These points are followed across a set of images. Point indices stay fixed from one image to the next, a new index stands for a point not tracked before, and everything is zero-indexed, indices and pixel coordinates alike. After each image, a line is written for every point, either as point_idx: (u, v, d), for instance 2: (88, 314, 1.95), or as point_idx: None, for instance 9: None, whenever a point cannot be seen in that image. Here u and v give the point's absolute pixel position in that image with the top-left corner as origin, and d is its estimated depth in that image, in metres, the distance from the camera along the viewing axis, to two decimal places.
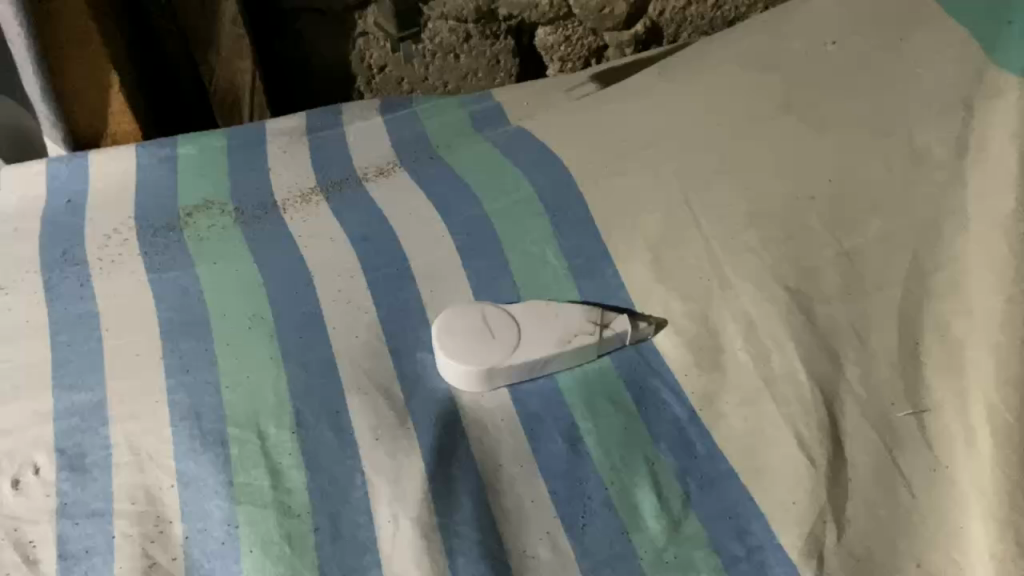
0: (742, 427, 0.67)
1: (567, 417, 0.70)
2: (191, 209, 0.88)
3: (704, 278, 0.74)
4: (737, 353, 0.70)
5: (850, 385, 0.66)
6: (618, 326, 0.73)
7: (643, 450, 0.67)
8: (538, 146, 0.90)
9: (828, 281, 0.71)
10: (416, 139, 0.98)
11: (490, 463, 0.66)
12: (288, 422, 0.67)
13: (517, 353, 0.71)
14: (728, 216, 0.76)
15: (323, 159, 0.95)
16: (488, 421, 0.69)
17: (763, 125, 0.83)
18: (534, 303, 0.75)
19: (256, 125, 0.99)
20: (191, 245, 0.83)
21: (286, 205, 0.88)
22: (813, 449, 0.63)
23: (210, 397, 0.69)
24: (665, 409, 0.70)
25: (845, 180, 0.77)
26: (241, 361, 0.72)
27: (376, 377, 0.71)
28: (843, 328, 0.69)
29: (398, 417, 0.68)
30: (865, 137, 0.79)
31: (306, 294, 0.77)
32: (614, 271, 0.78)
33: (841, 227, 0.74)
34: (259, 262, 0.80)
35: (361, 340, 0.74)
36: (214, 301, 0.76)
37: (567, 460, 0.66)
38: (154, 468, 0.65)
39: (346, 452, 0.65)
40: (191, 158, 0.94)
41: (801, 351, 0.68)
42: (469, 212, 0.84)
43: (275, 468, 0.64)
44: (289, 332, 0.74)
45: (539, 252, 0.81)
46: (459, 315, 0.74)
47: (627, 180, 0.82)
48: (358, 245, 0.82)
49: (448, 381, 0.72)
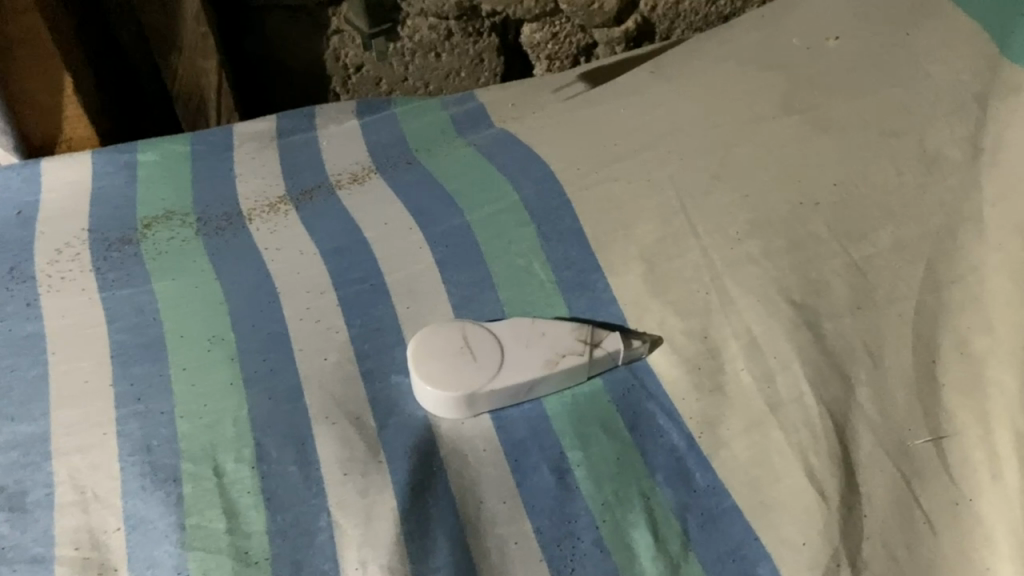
0: (747, 457, 0.61)
1: (556, 446, 0.64)
2: (151, 220, 0.81)
3: (702, 292, 0.68)
4: (739, 374, 0.64)
5: (863, 410, 0.61)
6: (610, 345, 0.67)
7: (639, 483, 0.61)
8: (523, 150, 0.84)
9: (837, 294, 0.66)
10: (395, 143, 0.92)
11: (471, 500, 0.60)
12: (248, 456, 0.61)
13: (500, 377, 0.65)
14: (728, 225, 0.70)
15: (294, 166, 0.89)
16: (469, 452, 0.63)
17: (763, 126, 0.77)
18: (519, 320, 0.69)
19: (224, 129, 0.93)
20: (149, 259, 0.76)
21: (253, 214, 0.82)
22: (825, 482, 0.57)
23: (164, 428, 0.63)
24: (661, 437, 0.64)
25: (853, 185, 0.71)
26: (199, 388, 0.65)
27: (346, 404, 0.65)
28: (854, 346, 0.63)
29: (369, 449, 0.62)
30: (872, 138, 0.74)
31: (272, 312, 0.71)
32: (605, 284, 0.72)
33: (850, 235, 0.68)
34: (222, 277, 0.74)
35: (330, 362, 0.68)
36: (171, 321, 0.70)
37: (555, 495, 0.61)
38: (99, 509, 0.59)
39: (312, 489, 0.59)
40: (152, 166, 0.88)
41: (809, 371, 0.62)
42: (450, 221, 0.78)
43: (232, 509, 0.58)
44: (252, 355, 0.68)
45: (525, 264, 0.75)
46: (437, 334, 0.67)
47: (618, 186, 0.76)
48: (330, 258, 0.76)
49: (424, 406, 0.66)
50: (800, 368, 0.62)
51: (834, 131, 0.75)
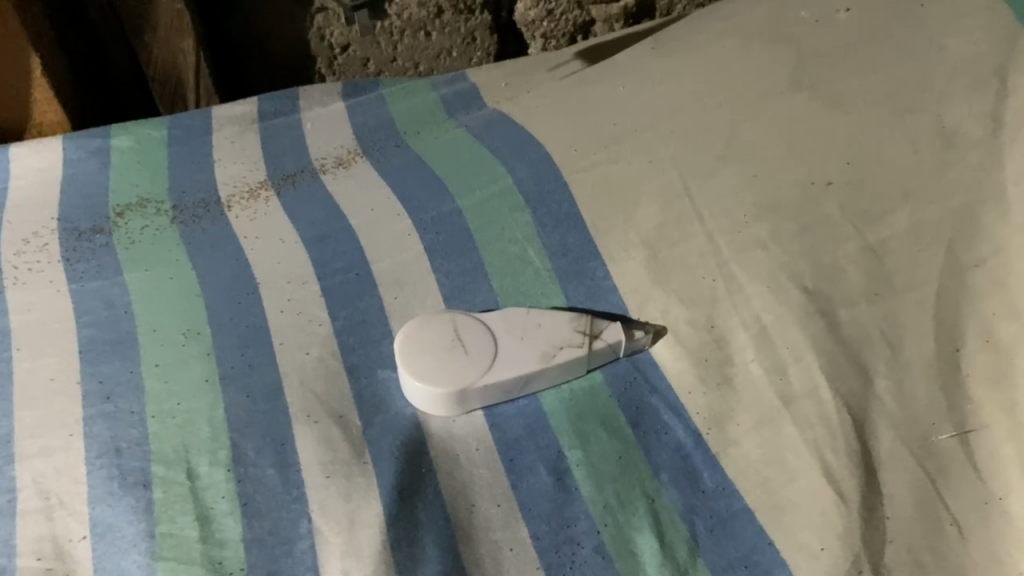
0: (758, 455, 0.57)
1: (553, 445, 0.60)
2: (124, 208, 0.77)
3: (708, 280, 0.64)
4: (748, 366, 0.60)
5: (883, 404, 0.57)
6: (611, 336, 0.63)
7: (642, 484, 0.57)
8: (517, 131, 0.80)
9: (853, 279, 0.62)
10: (382, 126, 0.88)
11: (462, 503, 0.56)
12: (223, 458, 0.57)
13: (494, 371, 0.61)
14: (734, 208, 0.66)
15: (276, 150, 0.85)
16: (461, 452, 0.59)
17: (770, 104, 0.73)
18: (513, 311, 0.64)
19: (201, 112, 0.88)
20: (121, 249, 0.72)
21: (231, 201, 0.78)
22: (844, 482, 0.53)
23: (134, 429, 0.59)
24: (666, 434, 0.60)
25: (867, 164, 0.67)
26: (172, 385, 0.61)
27: (329, 401, 0.61)
28: (871, 334, 0.59)
29: (353, 449, 0.58)
30: (886, 115, 0.69)
31: (251, 305, 0.67)
32: (604, 271, 0.68)
33: (865, 217, 0.64)
34: (198, 268, 0.70)
35: (312, 357, 0.63)
36: (143, 314, 0.66)
37: (552, 498, 0.57)
38: (64, 516, 0.55)
39: (291, 494, 0.55)
40: (126, 151, 0.83)
41: (824, 363, 0.58)
42: (439, 206, 0.74)
43: (205, 516, 0.54)
44: (229, 350, 0.64)
45: (520, 252, 0.70)
46: (427, 326, 0.63)
47: (617, 169, 0.72)
48: (313, 246, 0.72)
49: (414, 403, 0.62)
50: (814, 359, 0.58)
51: (846, 108, 0.71)
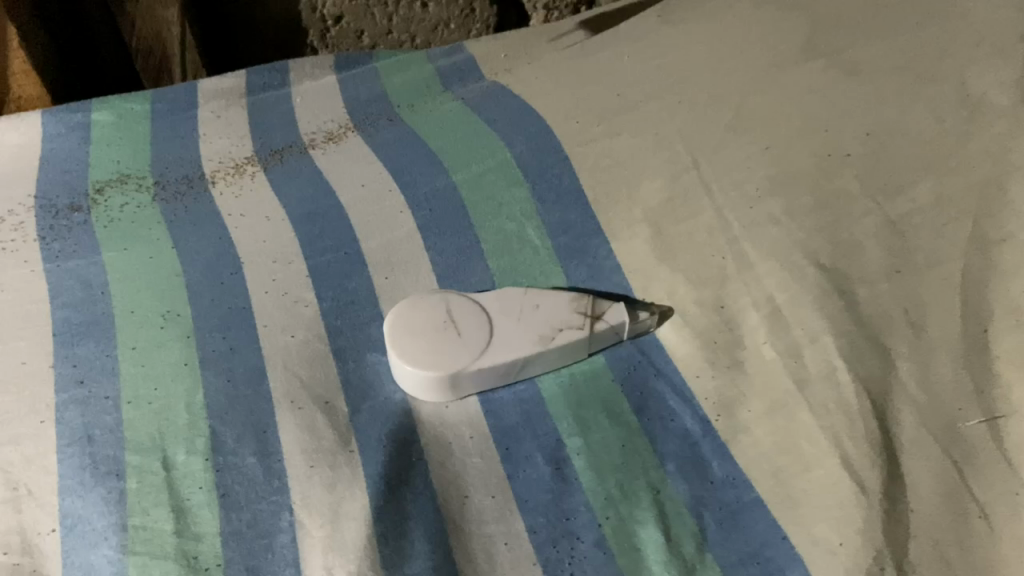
0: (771, 443, 0.53)
1: (551, 433, 0.56)
2: (104, 184, 0.73)
3: (717, 257, 0.60)
4: (760, 349, 0.56)
5: (905, 388, 0.53)
6: (613, 318, 0.59)
7: (646, 474, 0.53)
8: (515, 103, 0.76)
9: (872, 256, 0.58)
10: (374, 99, 0.84)
11: (454, 494, 0.53)
12: (201, 447, 0.54)
13: (489, 354, 0.57)
14: (745, 181, 0.62)
15: (263, 125, 0.81)
16: (453, 440, 0.56)
17: (782, 73, 0.69)
18: (509, 291, 0.61)
19: (186, 85, 0.84)
20: (99, 227, 0.68)
21: (216, 177, 0.74)
22: (865, 472, 0.49)
23: (108, 416, 0.55)
24: (672, 421, 0.56)
25: (886, 135, 0.63)
26: (149, 369, 0.58)
27: (313, 386, 0.57)
28: (892, 314, 0.55)
29: (339, 437, 0.54)
30: (905, 83, 0.66)
31: (233, 286, 0.63)
32: (607, 249, 0.64)
33: (884, 190, 0.60)
34: (179, 247, 0.66)
35: (297, 340, 0.60)
36: (121, 295, 0.63)
37: (550, 489, 0.53)
38: (32, 507, 0.52)
39: (273, 484, 0.52)
40: (107, 126, 0.80)
41: (841, 344, 0.54)
42: (433, 182, 0.70)
43: (181, 508, 0.51)
44: (210, 333, 0.60)
45: (517, 229, 0.67)
46: (417, 307, 0.60)
47: (621, 142, 0.68)
48: (300, 224, 0.68)
49: (404, 388, 0.58)
50: (831, 340, 0.54)
51: (863, 77, 0.67)
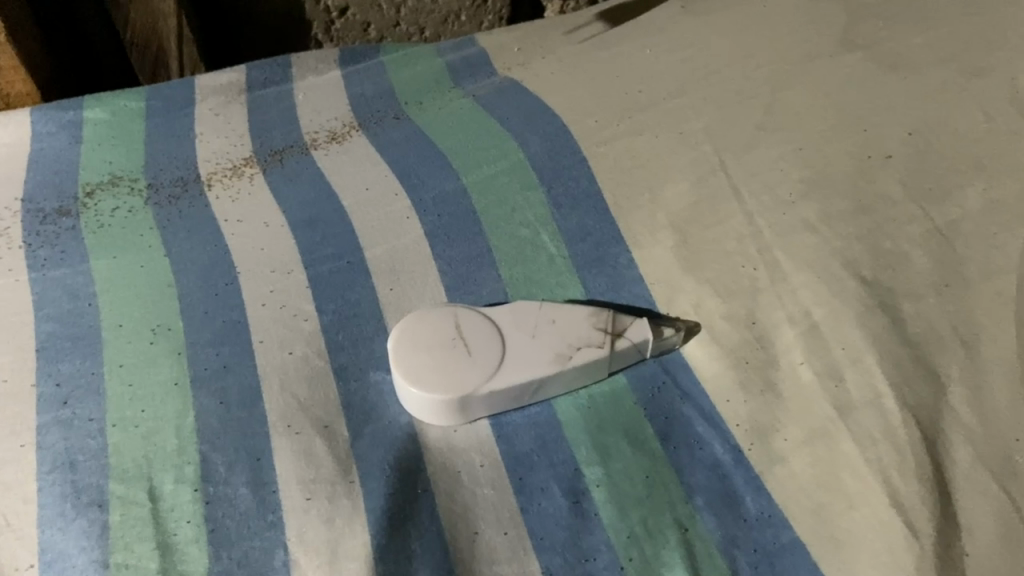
0: (810, 477, 0.48)
1: (569, 461, 0.52)
2: (94, 186, 0.69)
3: (748, 268, 0.55)
4: (796, 370, 0.52)
5: (958, 415, 0.48)
6: (635, 335, 0.55)
7: (673, 509, 0.49)
8: (529, 100, 0.71)
9: (919, 267, 0.53)
10: (380, 95, 0.79)
11: (463, 530, 0.48)
12: (190, 475, 0.50)
13: (501, 374, 0.53)
14: (778, 184, 0.57)
15: (263, 123, 0.77)
16: (462, 469, 0.51)
17: (816, 67, 0.64)
18: (523, 304, 0.56)
19: (183, 81, 0.80)
20: (87, 233, 0.64)
21: (212, 179, 0.70)
22: (915, 512, 0.45)
23: (92, 440, 0.51)
24: (700, 449, 0.52)
25: (931, 134, 0.58)
26: (136, 389, 0.54)
27: (312, 409, 0.53)
28: (941, 332, 0.50)
29: (338, 465, 0.50)
30: (949, 78, 0.61)
31: (229, 297, 0.59)
32: (628, 258, 0.60)
33: (930, 194, 0.55)
34: (172, 254, 0.62)
35: (295, 357, 0.56)
36: (108, 307, 0.58)
37: (568, 525, 0.49)
38: (8, 541, 0.48)
39: (266, 519, 0.48)
40: (99, 125, 0.75)
41: (887, 367, 0.49)
42: (441, 185, 0.66)
43: (167, 544, 0.47)
44: (202, 349, 0.56)
45: (532, 236, 0.62)
46: (424, 322, 0.55)
47: (642, 142, 0.64)
48: (300, 230, 0.64)
49: (410, 411, 0.54)
50: (875, 362, 0.49)
51: (904, 72, 0.62)
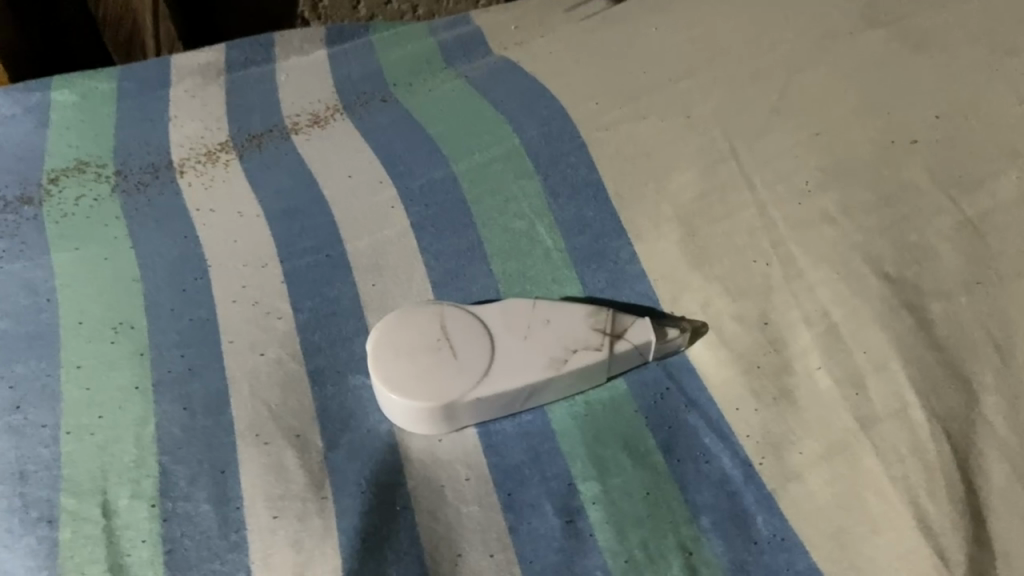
0: (829, 495, 0.44)
1: (563, 475, 0.47)
2: (60, 172, 0.65)
3: (760, 264, 0.51)
4: (813, 375, 0.47)
5: (992, 428, 0.43)
6: (636, 337, 0.50)
7: (676, 530, 0.45)
8: (525, 82, 0.67)
9: (949, 263, 0.48)
10: (368, 76, 0.75)
11: (445, 552, 0.44)
12: (148, 490, 0.46)
13: (489, 381, 0.48)
14: (793, 172, 0.53)
15: (242, 107, 0.72)
16: (446, 483, 0.47)
17: (835, 47, 0.59)
18: (515, 302, 0.52)
19: (159, 61, 0.76)
20: (49, 222, 0.60)
21: (185, 166, 0.65)
22: (946, 537, 0.40)
23: (44, 449, 0.47)
24: (707, 463, 0.47)
25: (962, 117, 0.53)
26: (93, 394, 0.50)
27: (284, 416, 0.49)
28: (974, 335, 0.46)
29: (310, 480, 0.46)
30: (981, 57, 0.56)
31: (198, 293, 0.55)
32: (630, 252, 0.55)
33: (960, 182, 0.50)
34: (138, 246, 0.58)
35: (267, 359, 0.51)
36: (68, 303, 0.54)
37: (561, 547, 0.44)
38: None
39: (230, 540, 0.44)
40: (68, 107, 0.71)
41: (914, 374, 0.44)
42: (430, 172, 0.61)
43: (120, 566, 0.43)
44: (167, 350, 0.52)
45: (527, 228, 0.57)
46: (407, 322, 0.51)
47: (646, 127, 0.59)
48: (276, 221, 0.59)
49: (390, 419, 0.49)
50: (901, 368, 0.44)
51: (931, 52, 0.57)
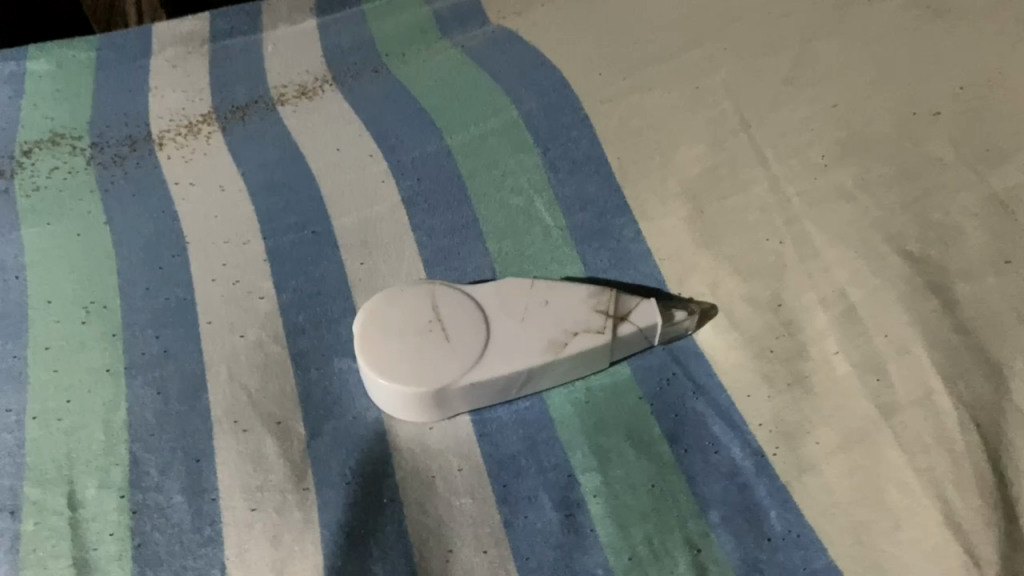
0: (847, 489, 0.41)
1: (562, 466, 0.44)
2: (33, 145, 0.62)
3: (773, 242, 0.47)
4: (830, 360, 0.43)
5: None
6: (641, 319, 0.47)
7: (683, 525, 0.42)
8: (525, 53, 0.63)
9: (976, 237, 0.44)
10: (359, 48, 0.71)
11: (435, 548, 0.41)
12: (117, 480, 0.43)
13: (483, 365, 0.45)
14: (807, 146, 0.49)
15: (228, 78, 0.69)
16: (437, 474, 0.44)
17: (853, 15, 0.56)
18: (511, 282, 0.48)
19: (140, 30, 0.72)
20: (20, 196, 0.57)
21: (165, 138, 0.62)
22: (976, 535, 0.37)
23: (7, 435, 0.44)
24: (716, 453, 0.44)
25: (988, 87, 0.49)
26: (61, 378, 0.46)
27: (263, 403, 0.46)
28: (1002, 316, 0.41)
29: (292, 470, 0.43)
30: (1010, 23, 0.52)
31: (175, 272, 0.52)
32: (634, 230, 0.52)
33: (987, 153, 0.46)
34: (112, 221, 0.55)
35: (247, 341, 0.48)
36: (37, 282, 0.51)
37: (559, 543, 0.41)
38: None
39: (203, 534, 0.41)
40: (43, 76, 0.68)
41: (939, 358, 0.40)
42: (423, 145, 0.58)
43: (84, 561, 0.40)
44: (141, 331, 0.48)
45: (525, 205, 0.54)
46: (395, 303, 0.47)
47: (651, 99, 0.55)
48: (260, 196, 0.56)
49: (379, 406, 0.46)
50: (924, 352, 0.41)
51: (955, 19, 0.53)
